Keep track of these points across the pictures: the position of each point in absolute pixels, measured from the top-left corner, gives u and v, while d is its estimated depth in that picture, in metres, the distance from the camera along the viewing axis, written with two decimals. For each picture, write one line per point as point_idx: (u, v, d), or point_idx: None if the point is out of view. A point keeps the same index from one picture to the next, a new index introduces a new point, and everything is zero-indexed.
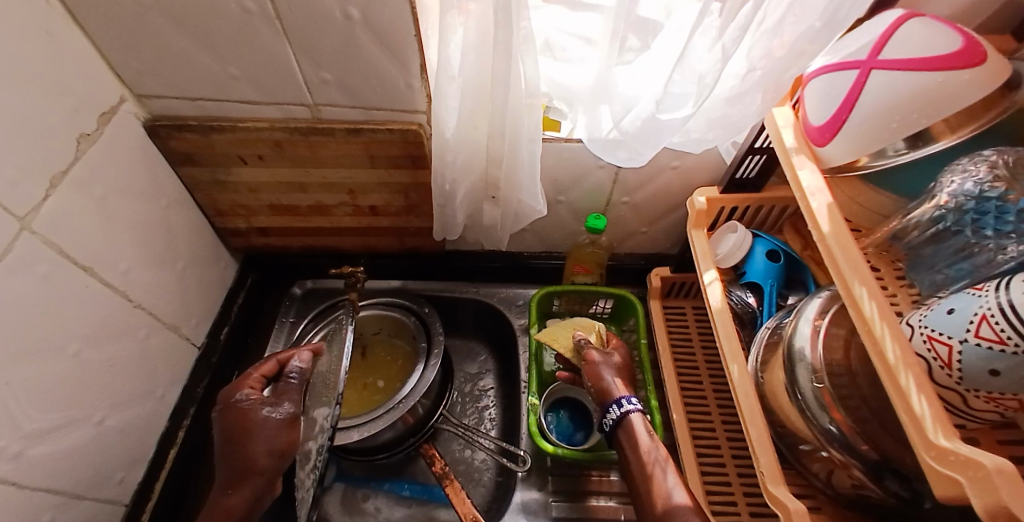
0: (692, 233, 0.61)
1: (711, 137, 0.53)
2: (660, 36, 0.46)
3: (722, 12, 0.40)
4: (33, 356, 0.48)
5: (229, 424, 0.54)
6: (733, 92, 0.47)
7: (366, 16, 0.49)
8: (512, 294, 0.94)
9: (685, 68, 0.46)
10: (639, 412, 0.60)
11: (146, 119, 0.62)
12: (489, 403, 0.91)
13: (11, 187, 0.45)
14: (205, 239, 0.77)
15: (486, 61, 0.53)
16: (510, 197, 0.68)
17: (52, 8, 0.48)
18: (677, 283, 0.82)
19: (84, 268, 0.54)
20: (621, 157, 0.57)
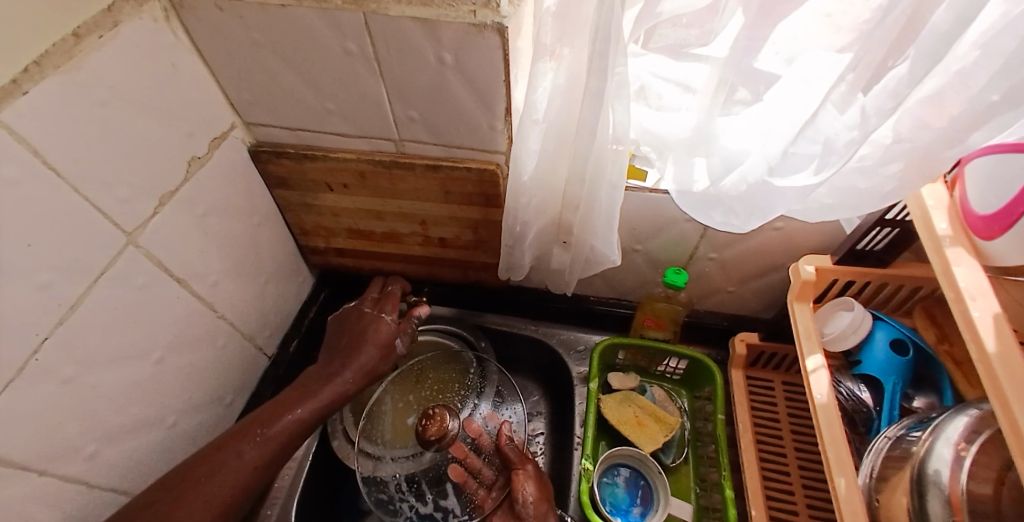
0: (794, 306, 0.55)
1: (833, 204, 0.46)
2: (777, 89, 0.41)
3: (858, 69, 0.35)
4: (119, 361, 0.51)
5: (350, 325, 0.68)
6: (868, 160, 0.41)
7: (458, 59, 0.49)
8: (573, 338, 0.89)
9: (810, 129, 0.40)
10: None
11: (250, 144, 0.66)
12: (538, 451, 0.86)
13: (124, 204, 0.48)
14: (288, 255, 0.81)
15: (575, 106, 0.51)
16: (582, 243, 0.64)
17: (180, 43, 0.52)
18: (765, 353, 0.74)
19: (178, 280, 0.57)
20: (719, 219, 0.53)
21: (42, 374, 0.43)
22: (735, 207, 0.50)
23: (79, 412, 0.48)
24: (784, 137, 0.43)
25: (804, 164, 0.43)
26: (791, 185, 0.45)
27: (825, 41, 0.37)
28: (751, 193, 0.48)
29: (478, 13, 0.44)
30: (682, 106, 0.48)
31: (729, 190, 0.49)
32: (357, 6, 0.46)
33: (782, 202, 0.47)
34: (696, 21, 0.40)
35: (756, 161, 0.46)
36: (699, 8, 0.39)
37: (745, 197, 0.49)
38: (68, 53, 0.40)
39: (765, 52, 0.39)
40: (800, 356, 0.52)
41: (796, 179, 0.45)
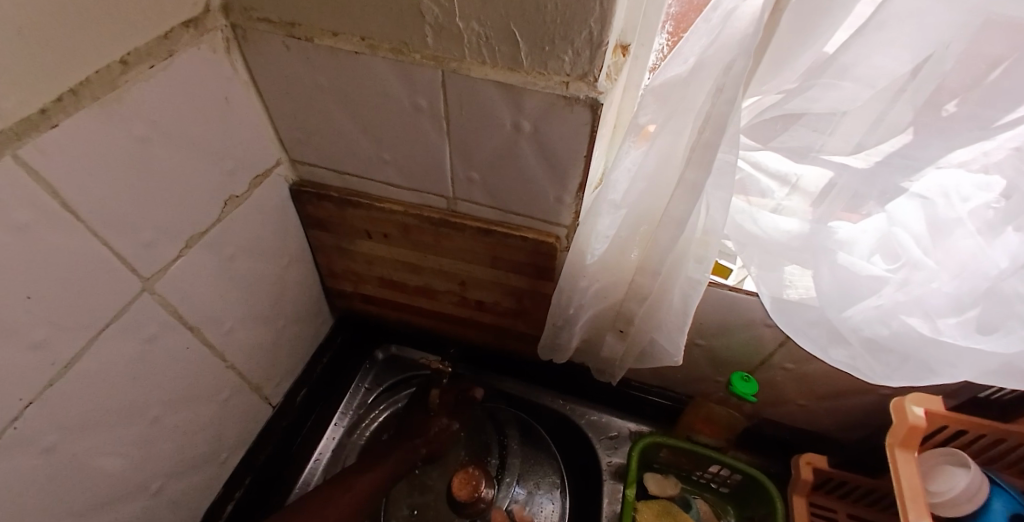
0: (895, 451, 0.48)
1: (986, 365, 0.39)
2: (927, 225, 0.36)
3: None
4: (108, 422, 0.45)
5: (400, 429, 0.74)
6: None
7: (538, 129, 0.43)
8: (605, 422, 0.79)
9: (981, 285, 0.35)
10: None
11: (293, 181, 0.61)
12: None
13: (147, 249, 0.44)
14: (313, 296, 0.75)
15: (662, 193, 0.44)
16: (642, 335, 0.57)
17: (236, 75, 0.48)
18: (833, 480, 0.65)
19: (192, 328, 0.52)
20: (840, 357, 0.44)
21: (22, 443, 0.37)
22: (867, 352, 0.43)
23: (55, 483, 0.42)
24: (945, 284, 0.37)
25: (956, 311, 0.37)
26: (947, 340, 0.38)
27: (983, 177, 0.32)
28: (897, 341, 0.41)
29: (571, 85, 0.39)
30: (788, 211, 0.41)
31: (867, 329, 0.42)
32: (436, 63, 0.42)
33: (952, 370, 0.39)
34: (845, 127, 0.34)
35: (909, 304, 0.39)
36: (851, 111, 0.33)
37: (885, 345, 0.42)
38: (111, 83, 0.36)
39: (920, 173, 0.34)
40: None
41: (955, 335, 0.38)
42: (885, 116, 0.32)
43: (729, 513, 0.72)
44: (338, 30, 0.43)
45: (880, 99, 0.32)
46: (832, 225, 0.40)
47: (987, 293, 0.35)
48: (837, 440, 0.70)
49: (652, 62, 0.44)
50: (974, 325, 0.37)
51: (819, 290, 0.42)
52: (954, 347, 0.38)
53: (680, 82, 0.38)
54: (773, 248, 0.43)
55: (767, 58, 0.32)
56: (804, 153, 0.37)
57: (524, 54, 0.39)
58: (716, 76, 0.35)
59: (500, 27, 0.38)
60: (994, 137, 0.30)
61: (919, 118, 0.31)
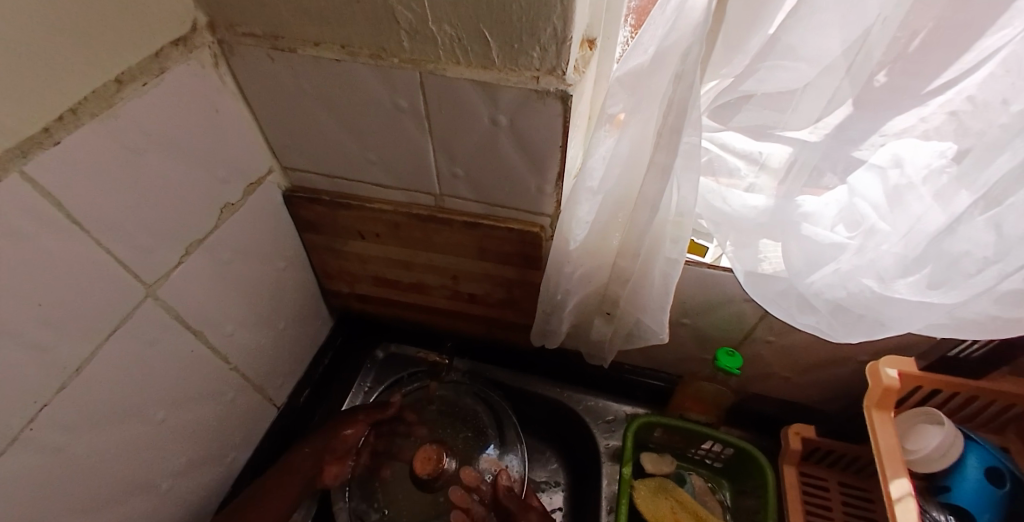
0: (871, 412, 0.51)
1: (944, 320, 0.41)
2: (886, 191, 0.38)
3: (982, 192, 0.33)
4: (117, 423, 0.47)
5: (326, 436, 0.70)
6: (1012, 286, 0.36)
7: (514, 123, 0.46)
8: (601, 406, 0.82)
9: (931, 244, 0.37)
10: None
11: (285, 187, 0.64)
12: None
13: (147, 255, 0.46)
14: (311, 299, 0.77)
15: (635, 177, 0.46)
16: (627, 316, 0.59)
17: (226, 87, 0.50)
18: (820, 449, 0.68)
19: (195, 331, 0.55)
20: (808, 321, 0.48)
21: (35, 443, 0.40)
22: (832, 316, 0.46)
23: (67, 481, 0.44)
24: (897, 246, 0.39)
25: (913, 271, 0.39)
26: (903, 298, 0.40)
27: (938, 143, 0.34)
28: (856, 301, 0.43)
29: (542, 80, 0.42)
30: (756, 188, 0.44)
31: (829, 294, 0.44)
32: (414, 65, 0.44)
33: (904, 322, 0.42)
34: (801, 104, 0.36)
35: (864, 268, 0.41)
36: (807, 87, 0.35)
37: (847, 307, 0.44)
38: (108, 100, 0.38)
39: (870, 142, 0.36)
40: (882, 480, 0.47)
41: (910, 292, 0.40)
42: (833, 92, 0.34)
43: (723, 487, 0.75)
44: (319, 40, 0.45)
45: (828, 75, 0.34)
46: (799, 199, 0.41)
47: (939, 252, 0.37)
48: (824, 410, 0.73)
49: (619, 52, 0.47)
50: (926, 283, 0.39)
51: (786, 262, 0.45)
52: (911, 304, 0.40)
53: (644, 71, 0.40)
54: (744, 225, 0.46)
55: (718, 41, 0.35)
56: (761, 132, 0.39)
57: (495, 52, 0.41)
58: (675, 63, 0.38)
59: (470, 28, 0.40)
60: (928, 104, 0.32)
61: (862, 93, 0.33)
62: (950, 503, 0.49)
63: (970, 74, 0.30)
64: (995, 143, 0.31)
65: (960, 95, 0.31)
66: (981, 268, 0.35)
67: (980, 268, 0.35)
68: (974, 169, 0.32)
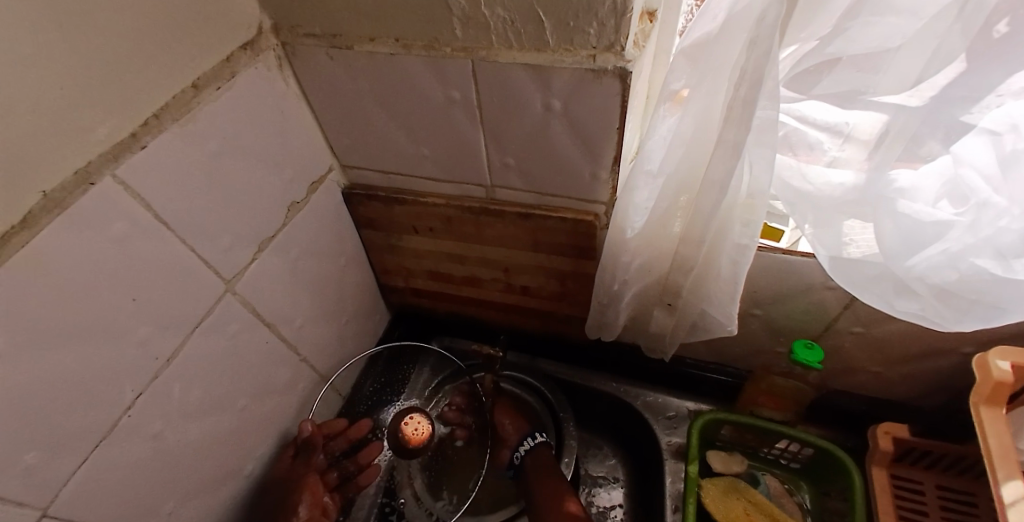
0: (979, 408, 0.45)
1: None
2: (1001, 161, 0.32)
3: None
4: (205, 412, 0.51)
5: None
6: None
7: (568, 107, 0.44)
8: (662, 402, 0.79)
9: None
10: (543, 443, 0.74)
11: (344, 186, 0.65)
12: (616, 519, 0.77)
13: (225, 254, 0.49)
14: (370, 294, 0.79)
15: (701, 157, 0.43)
16: (691, 307, 0.56)
17: (289, 90, 0.52)
18: (916, 450, 0.62)
19: (268, 325, 0.57)
20: (909, 308, 0.44)
21: (134, 430, 0.43)
22: (938, 300, 0.42)
23: (163, 467, 0.47)
24: (1018, 221, 0.34)
25: None
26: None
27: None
28: (967, 284, 0.39)
29: (599, 58, 0.40)
30: (841, 163, 0.39)
31: (934, 276, 0.40)
32: (466, 53, 0.43)
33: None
34: (898, 63, 0.33)
35: (978, 246, 0.37)
36: (904, 45, 0.32)
37: (955, 291, 0.40)
38: (186, 105, 0.41)
39: (982, 105, 0.31)
40: (992, 482, 0.42)
41: None
42: (940, 44, 0.30)
43: (803, 489, 0.70)
44: (374, 35, 0.45)
45: (933, 26, 0.30)
46: (893, 173, 0.37)
47: None
48: (918, 407, 0.66)
49: (682, 24, 0.44)
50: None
51: (880, 244, 0.41)
52: None
53: (711, 42, 0.37)
54: (825, 204, 0.41)
55: (801, 1, 0.32)
56: (849, 98, 0.35)
57: (549, 32, 0.40)
58: (749, 29, 0.35)
59: (524, 9, 0.39)
60: None
61: (975, 44, 0.29)
62: None
63: None
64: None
65: None
66: None
67: None
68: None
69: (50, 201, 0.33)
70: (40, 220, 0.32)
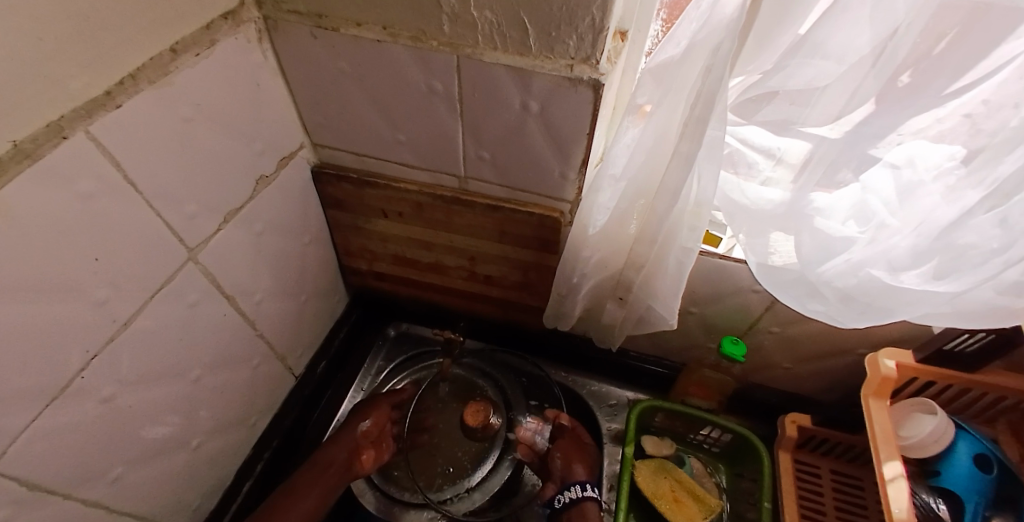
0: (868, 399, 0.53)
1: (947, 311, 0.44)
2: (901, 190, 0.39)
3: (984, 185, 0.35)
4: (158, 380, 0.50)
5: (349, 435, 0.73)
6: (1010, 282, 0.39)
7: (544, 109, 0.48)
8: (605, 391, 0.85)
9: (942, 238, 0.39)
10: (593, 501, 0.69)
11: (314, 163, 0.66)
12: None
13: (191, 222, 0.48)
14: (330, 274, 0.79)
15: (657, 166, 0.48)
16: (639, 302, 0.62)
17: (266, 63, 0.52)
18: (816, 437, 0.71)
19: (228, 297, 0.57)
20: (819, 308, 0.50)
21: (85, 393, 0.42)
22: (841, 303, 0.48)
23: (111, 433, 0.47)
24: (906, 240, 0.41)
25: (921, 263, 0.41)
26: (909, 287, 0.43)
27: (949, 146, 0.36)
28: (864, 290, 0.46)
29: (576, 68, 0.44)
30: (773, 182, 0.46)
31: (839, 282, 0.47)
32: (451, 49, 0.46)
33: (912, 308, 0.45)
34: (823, 100, 0.38)
35: (875, 258, 0.43)
36: (830, 85, 0.37)
37: (854, 296, 0.47)
38: (162, 69, 0.40)
39: (887, 141, 0.38)
40: (876, 461, 0.50)
41: (915, 282, 0.43)
42: (856, 89, 0.36)
43: (721, 471, 0.78)
44: (361, 20, 0.47)
45: (853, 73, 0.36)
46: (812, 195, 0.44)
47: (947, 246, 0.39)
48: (819, 401, 0.76)
49: (649, 46, 0.49)
50: (932, 273, 0.41)
51: (799, 253, 0.48)
52: (915, 296, 0.44)
53: (674, 63, 0.42)
54: (758, 215, 0.48)
55: (750, 38, 0.37)
56: (785, 127, 0.41)
57: (531, 38, 0.43)
58: (706, 56, 0.40)
59: (510, 16, 0.42)
60: (946, 106, 0.34)
61: (884, 91, 0.36)
62: (940, 486, 0.52)
63: (989, 77, 0.32)
64: (1004, 147, 0.33)
65: (977, 98, 0.33)
66: (985, 261, 0.38)
67: (983, 260, 0.38)
68: (986, 167, 0.35)
69: (19, 151, 0.32)
70: (9, 169, 0.31)
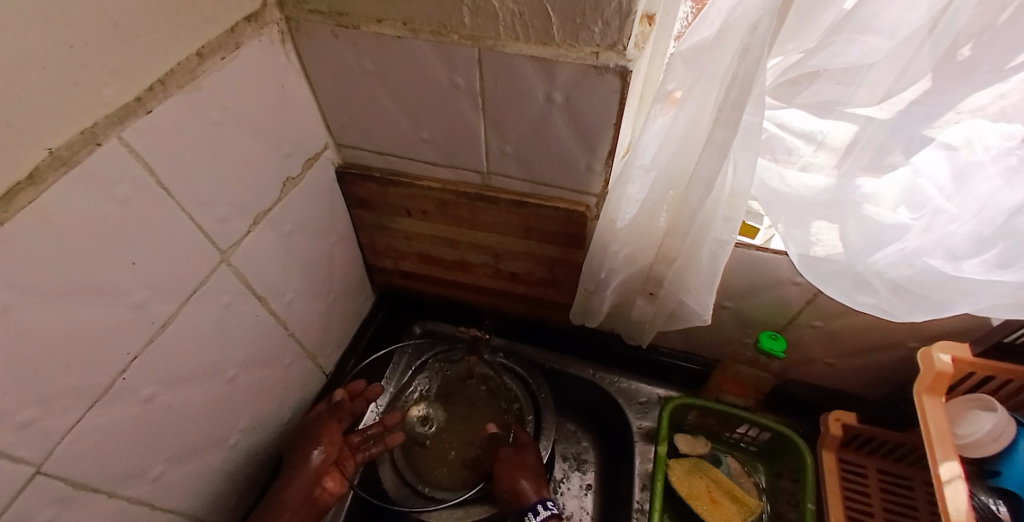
0: (921, 396, 0.50)
1: (1012, 300, 0.41)
2: (961, 171, 0.36)
3: None
4: (196, 379, 0.51)
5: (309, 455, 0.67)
6: None
7: (569, 100, 0.46)
8: (634, 388, 0.82)
9: (1005, 222, 0.36)
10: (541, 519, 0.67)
11: (339, 164, 0.66)
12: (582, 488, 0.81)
13: (222, 224, 0.49)
14: (357, 274, 0.80)
15: (690, 156, 0.46)
16: (671, 296, 0.59)
17: (290, 65, 0.52)
18: (861, 435, 0.67)
19: (259, 298, 0.58)
20: (868, 301, 0.47)
21: (127, 393, 0.43)
22: (893, 295, 0.45)
23: (152, 433, 0.48)
24: (967, 226, 0.38)
25: (982, 250, 0.38)
26: (971, 277, 0.40)
27: (1008, 124, 0.33)
28: (920, 281, 0.43)
29: (601, 55, 0.42)
30: (813, 167, 0.43)
31: (892, 273, 0.44)
32: (473, 41, 0.45)
33: (974, 300, 0.41)
34: (870, 78, 0.36)
35: (932, 246, 0.40)
36: (878, 62, 0.35)
37: (908, 287, 0.44)
38: (190, 74, 0.41)
39: (943, 120, 0.35)
40: (931, 462, 0.47)
41: (978, 272, 0.40)
42: (909, 63, 0.34)
43: (759, 470, 0.75)
44: (382, 17, 0.46)
45: (905, 47, 0.33)
46: (858, 181, 0.41)
47: (1014, 233, 0.36)
48: (864, 397, 0.72)
49: (678, 29, 0.47)
50: (997, 262, 0.38)
51: (843, 242, 0.45)
52: (978, 287, 0.40)
53: (706, 46, 0.40)
54: (799, 204, 0.45)
55: (789, 15, 0.35)
56: (828, 108, 0.39)
57: (555, 27, 0.42)
58: (741, 36, 0.37)
59: (533, 4, 0.41)
60: (1009, 80, 0.31)
61: (939, 66, 0.33)
62: (999, 487, 0.48)
63: None
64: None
65: None
66: None
67: None
68: None
69: (56, 158, 0.33)
70: (46, 176, 0.32)
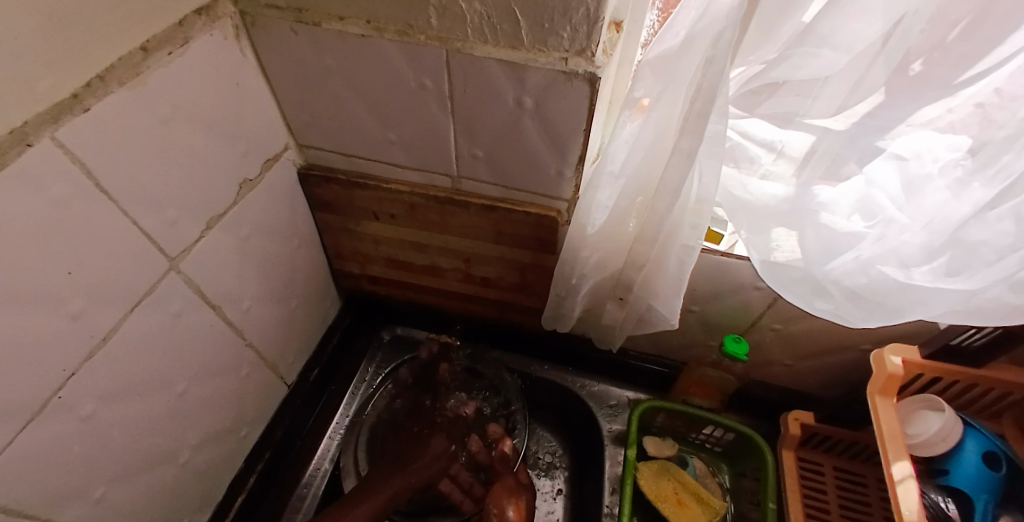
0: (874, 397, 0.52)
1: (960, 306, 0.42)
2: (913, 183, 0.38)
3: (992, 179, 0.34)
4: (142, 393, 0.48)
5: None
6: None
7: (538, 105, 0.46)
8: (604, 391, 0.83)
9: (953, 232, 0.38)
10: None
11: (301, 165, 0.64)
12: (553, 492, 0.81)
13: (171, 228, 0.46)
14: (321, 279, 0.77)
15: (658, 164, 0.47)
16: (639, 301, 0.60)
17: (246, 60, 0.50)
18: (819, 434, 0.70)
19: (213, 305, 0.55)
20: (826, 307, 0.49)
21: (62, 411, 0.40)
22: (849, 301, 0.47)
23: (93, 451, 0.44)
24: (917, 235, 0.40)
25: (934, 258, 0.40)
26: (920, 285, 0.42)
27: (955, 137, 0.35)
28: (874, 288, 0.45)
29: (571, 61, 0.42)
30: (774, 176, 0.45)
31: (848, 280, 0.45)
32: (441, 43, 0.44)
33: (925, 308, 0.43)
34: (826, 91, 0.37)
35: (885, 255, 0.42)
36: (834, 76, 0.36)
37: (862, 294, 0.46)
38: (134, 69, 0.38)
39: (893, 133, 0.37)
40: (884, 461, 0.49)
41: (927, 280, 0.41)
42: (863, 79, 0.35)
43: (723, 470, 0.77)
44: (345, 15, 0.45)
45: (858, 61, 0.35)
46: (816, 189, 0.43)
47: (960, 243, 0.38)
48: (821, 397, 0.75)
49: (645, 38, 0.47)
50: (945, 270, 0.40)
51: (802, 250, 0.46)
52: (927, 294, 0.42)
53: (671, 55, 0.41)
54: (761, 212, 0.46)
55: (751, 28, 0.35)
56: (788, 119, 0.40)
57: (525, 31, 0.41)
58: (705, 47, 0.38)
59: (502, 7, 0.40)
60: (956, 95, 0.33)
61: (893, 80, 0.35)
62: (947, 485, 0.51)
63: (1003, 65, 0.30)
64: (1010, 139, 0.32)
65: (989, 87, 0.32)
66: (1002, 256, 0.37)
67: (998, 256, 0.37)
68: (995, 159, 0.33)
69: None
70: None
